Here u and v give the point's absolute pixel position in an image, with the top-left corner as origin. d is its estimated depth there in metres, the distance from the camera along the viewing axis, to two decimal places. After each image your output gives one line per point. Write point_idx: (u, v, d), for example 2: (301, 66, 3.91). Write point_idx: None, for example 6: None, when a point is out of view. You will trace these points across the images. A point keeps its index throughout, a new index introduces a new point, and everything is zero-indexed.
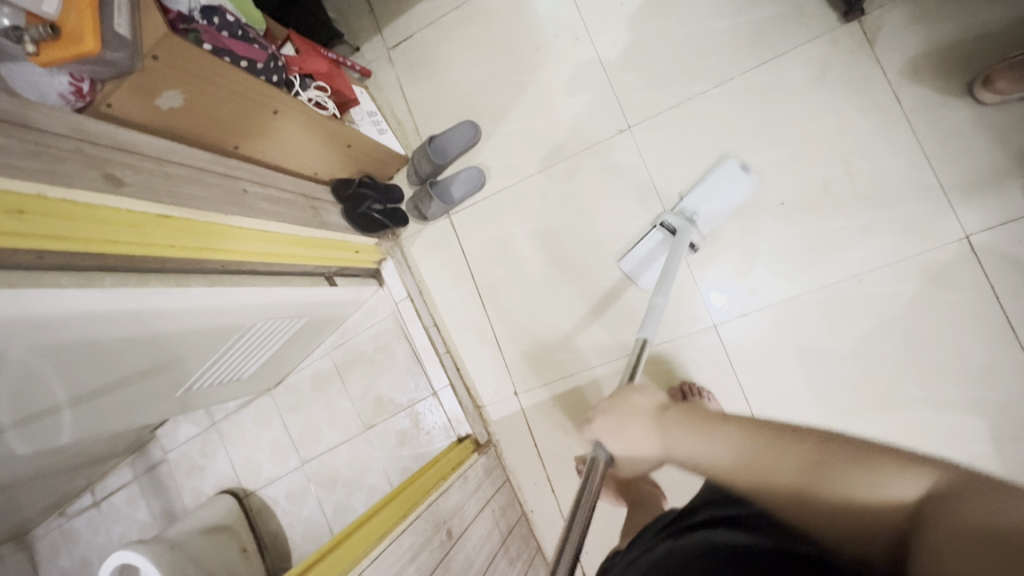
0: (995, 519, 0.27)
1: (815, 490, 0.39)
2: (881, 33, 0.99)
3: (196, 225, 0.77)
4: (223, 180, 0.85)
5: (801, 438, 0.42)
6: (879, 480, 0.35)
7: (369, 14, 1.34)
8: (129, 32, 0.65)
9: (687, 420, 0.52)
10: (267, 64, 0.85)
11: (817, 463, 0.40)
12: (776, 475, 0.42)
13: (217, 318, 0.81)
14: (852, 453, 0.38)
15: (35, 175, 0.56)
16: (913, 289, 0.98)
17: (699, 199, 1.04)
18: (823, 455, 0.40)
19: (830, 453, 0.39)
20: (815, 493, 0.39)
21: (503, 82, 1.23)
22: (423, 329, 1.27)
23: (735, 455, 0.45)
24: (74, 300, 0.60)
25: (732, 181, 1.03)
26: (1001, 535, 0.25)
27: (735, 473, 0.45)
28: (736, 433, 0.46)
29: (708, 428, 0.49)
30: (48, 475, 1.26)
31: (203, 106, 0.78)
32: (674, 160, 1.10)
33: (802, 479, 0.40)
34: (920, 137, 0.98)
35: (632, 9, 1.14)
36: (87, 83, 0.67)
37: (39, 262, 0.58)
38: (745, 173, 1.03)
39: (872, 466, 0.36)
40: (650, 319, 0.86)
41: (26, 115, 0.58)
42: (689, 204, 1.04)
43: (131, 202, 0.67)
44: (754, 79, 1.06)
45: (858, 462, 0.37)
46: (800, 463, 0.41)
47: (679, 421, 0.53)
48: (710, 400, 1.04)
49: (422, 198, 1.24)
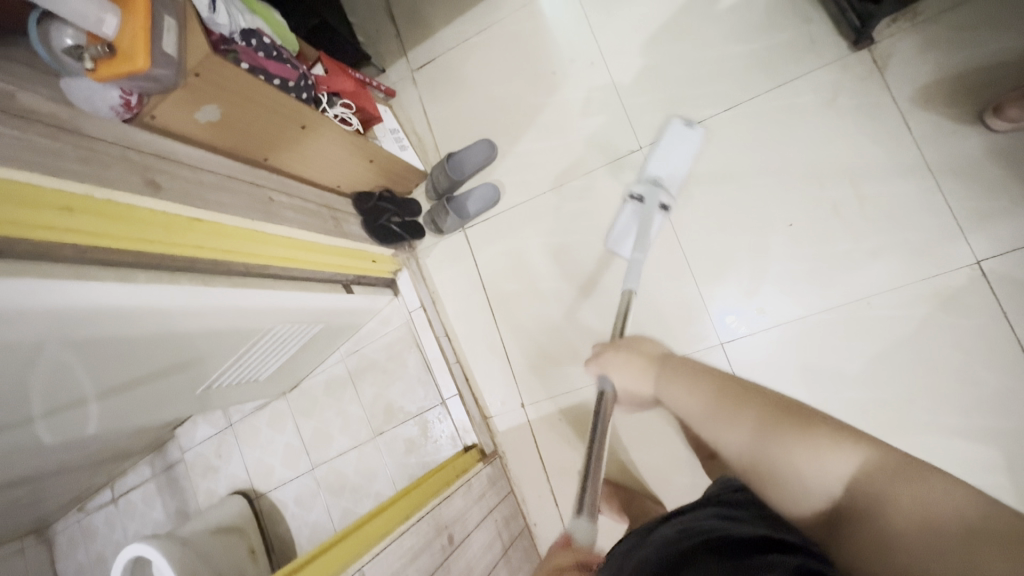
0: (943, 522, 0.36)
1: (766, 457, 0.50)
2: (890, 61, 1.01)
3: (223, 230, 0.82)
4: (250, 188, 0.91)
5: (763, 404, 0.53)
6: (824, 457, 0.45)
7: (395, 37, 1.41)
8: (176, 52, 0.72)
9: (681, 370, 0.64)
10: (297, 82, 0.91)
11: (768, 430, 0.50)
12: (733, 434, 0.53)
13: (236, 318, 0.85)
14: (799, 425, 0.49)
15: (83, 176, 0.62)
16: (923, 313, 0.97)
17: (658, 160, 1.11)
18: (775, 424, 0.50)
19: (782, 423, 0.50)
20: (771, 459, 0.49)
21: (520, 103, 1.28)
22: (435, 339, 1.30)
23: (708, 407, 0.57)
24: (111, 292, 0.64)
25: (680, 137, 1.10)
26: (947, 536, 0.35)
27: (702, 425, 0.58)
28: (711, 388, 0.59)
29: (692, 378, 0.62)
30: (72, 468, 1.31)
31: (237, 120, 0.84)
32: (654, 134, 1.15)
33: (755, 442, 0.51)
34: (930, 163, 0.98)
35: (645, 35, 1.18)
36: (135, 97, 0.72)
37: (83, 257, 0.62)
38: (690, 128, 1.10)
39: (817, 443, 0.46)
40: (632, 272, 0.99)
41: (79, 124, 0.65)
42: (652, 169, 1.11)
43: (165, 205, 0.72)
44: (763, 104, 1.08)
45: (804, 437, 0.48)
46: (756, 425, 0.52)
47: (670, 368, 0.66)
48: None
49: (439, 212, 1.29)
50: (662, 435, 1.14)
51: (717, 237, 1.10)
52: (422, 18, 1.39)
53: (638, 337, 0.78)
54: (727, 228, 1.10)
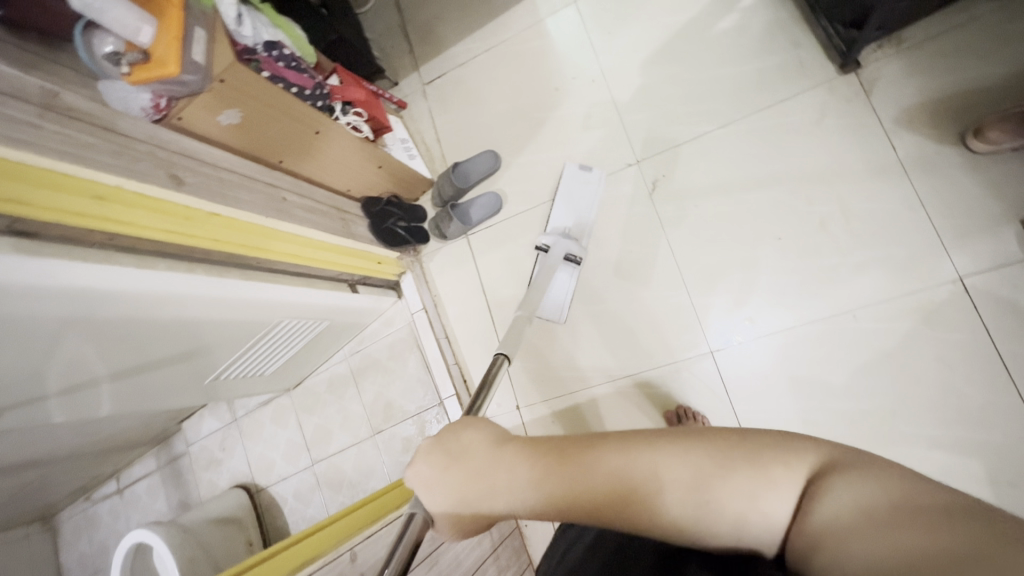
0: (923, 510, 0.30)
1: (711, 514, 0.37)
2: (876, 84, 1.06)
3: (239, 225, 0.87)
4: (266, 188, 0.97)
5: (686, 453, 0.39)
6: (765, 487, 0.36)
7: (408, 53, 1.49)
8: (204, 60, 0.78)
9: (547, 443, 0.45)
10: (313, 91, 0.97)
11: (705, 473, 0.38)
12: (672, 507, 0.38)
13: (246, 309, 0.91)
14: (743, 454, 0.38)
15: (118, 170, 0.68)
16: (907, 327, 1.00)
17: (560, 212, 1.24)
18: (715, 471, 0.38)
19: (718, 459, 0.39)
20: (721, 516, 0.37)
21: (524, 117, 1.34)
22: (435, 340, 1.34)
23: (633, 483, 0.40)
24: (132, 278, 0.70)
25: (580, 183, 1.24)
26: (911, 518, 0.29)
27: (630, 506, 0.40)
28: (629, 460, 0.41)
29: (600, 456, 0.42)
30: (80, 455, 1.36)
31: (256, 124, 0.90)
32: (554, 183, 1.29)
33: (699, 513, 0.37)
34: (914, 182, 1.02)
35: (644, 56, 1.24)
36: (164, 100, 0.79)
37: (109, 243, 0.69)
38: (588, 172, 1.24)
39: (755, 468, 0.37)
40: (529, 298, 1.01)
41: (114, 122, 0.71)
42: (559, 221, 1.23)
43: (189, 200, 0.78)
44: (756, 123, 1.13)
45: (752, 473, 0.37)
46: (691, 480, 0.38)
47: (512, 450, 0.47)
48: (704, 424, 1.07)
49: (443, 219, 1.34)
50: None
51: (708, 248, 1.14)
52: (434, 35, 1.47)
53: (465, 422, 0.52)
54: (719, 240, 1.14)
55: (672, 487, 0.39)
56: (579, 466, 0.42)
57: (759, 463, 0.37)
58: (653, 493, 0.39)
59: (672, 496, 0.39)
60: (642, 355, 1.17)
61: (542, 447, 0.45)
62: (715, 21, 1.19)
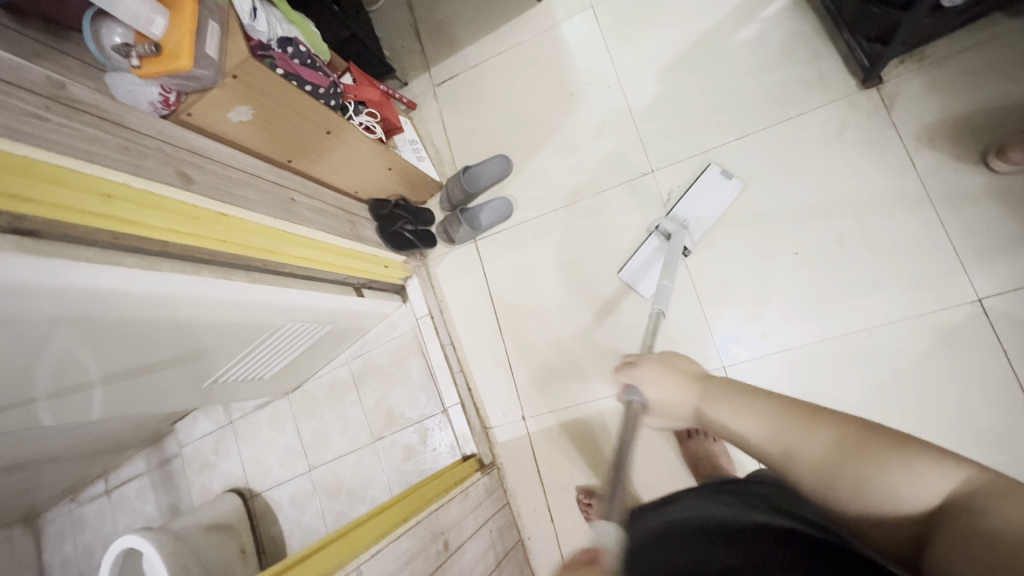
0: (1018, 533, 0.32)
1: (835, 475, 0.44)
2: (897, 99, 1.05)
3: (247, 226, 0.84)
4: (274, 188, 0.94)
5: (838, 427, 0.46)
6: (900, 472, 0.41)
7: (420, 53, 1.46)
8: (217, 54, 0.75)
9: (733, 388, 0.59)
10: (327, 90, 0.94)
11: (846, 447, 0.45)
12: (807, 462, 0.47)
13: (249, 312, 0.88)
14: (891, 443, 0.43)
15: (125, 167, 0.65)
16: (924, 346, 0.99)
17: (692, 207, 1.13)
18: (856, 446, 0.44)
19: (864, 438, 0.44)
20: (842, 480, 0.44)
21: (537, 122, 1.32)
22: (440, 346, 1.31)
23: (779, 431, 0.50)
24: (133, 279, 0.67)
25: (717, 186, 1.12)
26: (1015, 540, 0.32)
27: (770, 448, 0.50)
28: (780, 413, 0.51)
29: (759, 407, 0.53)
30: (69, 456, 1.32)
31: (267, 121, 0.87)
32: (691, 177, 1.17)
33: (828, 469, 0.45)
34: (934, 198, 1.01)
35: (661, 64, 1.22)
36: (173, 94, 0.76)
37: (113, 242, 0.65)
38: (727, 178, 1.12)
39: (900, 461, 0.41)
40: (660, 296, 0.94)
41: (122, 116, 0.68)
42: (681, 211, 1.13)
43: (197, 199, 0.75)
44: (773, 135, 1.12)
45: (895, 458, 0.42)
46: (830, 446, 0.46)
47: (718, 386, 0.61)
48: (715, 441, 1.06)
49: (452, 222, 1.32)
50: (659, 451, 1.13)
51: (722, 261, 1.12)
52: (446, 36, 1.44)
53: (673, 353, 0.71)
54: (734, 252, 1.12)
55: (818, 448, 0.46)
56: (734, 405, 0.56)
57: (908, 454, 0.41)
58: (793, 451, 0.48)
59: (810, 453, 0.47)
60: None
61: (730, 391, 0.58)
62: (733, 31, 1.18)
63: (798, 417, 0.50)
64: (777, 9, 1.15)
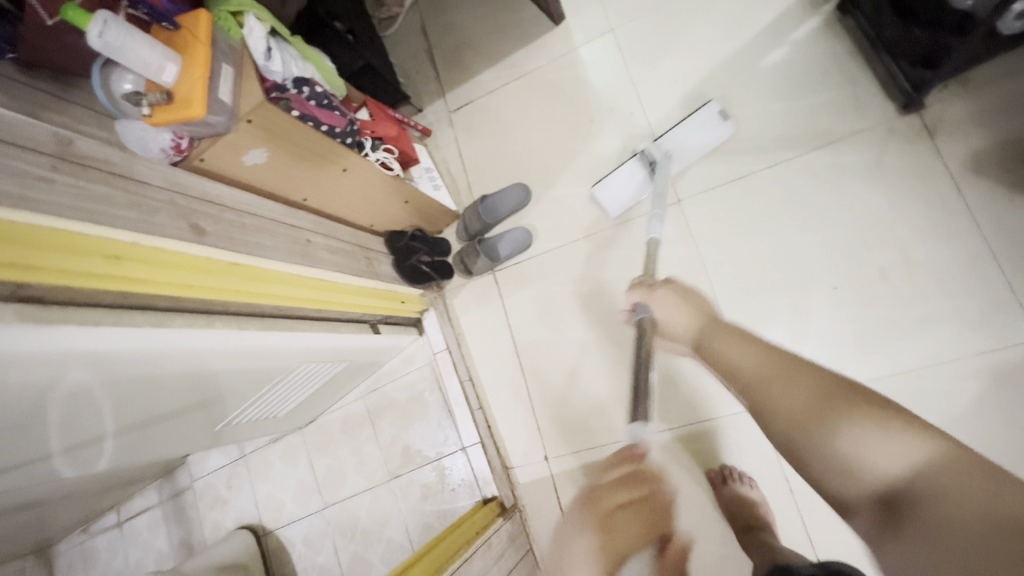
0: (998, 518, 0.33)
1: (811, 428, 0.46)
2: (940, 125, 0.99)
3: (262, 273, 0.80)
4: (289, 230, 0.90)
5: (819, 383, 0.48)
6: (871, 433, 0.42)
7: (435, 79, 1.43)
8: (230, 99, 0.72)
9: (737, 331, 0.62)
10: (344, 128, 0.90)
11: (825, 408, 0.46)
12: (783, 409, 0.49)
13: (265, 360, 0.84)
14: (866, 412, 0.44)
15: (132, 225, 0.61)
16: (979, 389, 0.92)
17: (681, 135, 1.11)
18: (833, 407, 0.45)
19: (845, 398, 0.46)
20: (822, 434, 0.45)
21: (557, 148, 1.28)
22: (458, 382, 1.27)
23: (776, 374, 0.52)
24: (146, 338, 0.63)
25: (711, 124, 1.09)
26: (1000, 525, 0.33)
27: (756, 382, 0.54)
28: (770, 353, 0.55)
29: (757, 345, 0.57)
30: (79, 494, 1.28)
31: (281, 162, 0.83)
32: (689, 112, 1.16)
33: (804, 418, 0.47)
34: (984, 230, 0.95)
35: (685, 88, 1.18)
36: (185, 140, 0.73)
37: (122, 301, 0.61)
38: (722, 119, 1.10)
39: (874, 423, 0.43)
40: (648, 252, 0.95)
41: (131, 168, 0.65)
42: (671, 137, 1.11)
43: (211, 251, 0.71)
44: (807, 163, 1.07)
45: (861, 420, 0.43)
46: (804, 403, 0.47)
47: (727, 330, 0.64)
48: (752, 487, 1.00)
49: (469, 253, 1.29)
50: (690, 498, 1.07)
51: (756, 295, 1.07)
52: (462, 61, 1.41)
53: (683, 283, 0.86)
54: (767, 284, 1.07)
55: (798, 399, 0.48)
56: (742, 343, 0.59)
57: (875, 419, 0.43)
58: (773, 401, 0.50)
59: (789, 401, 0.49)
60: (682, 406, 1.09)
61: (738, 337, 0.61)
62: (762, 53, 1.13)
63: (789, 367, 0.52)
64: (809, 30, 1.10)
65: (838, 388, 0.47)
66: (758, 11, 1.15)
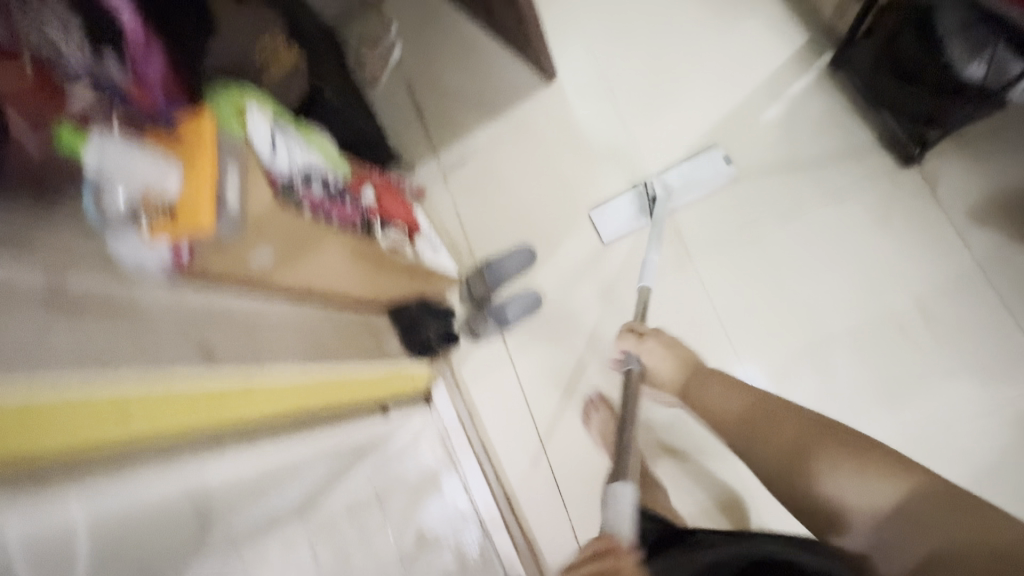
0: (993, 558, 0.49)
1: (801, 458, 0.65)
2: (939, 180, 1.03)
3: (276, 386, 0.72)
4: (298, 328, 0.82)
5: (802, 425, 0.69)
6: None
7: (425, 136, 1.39)
8: (238, 204, 0.63)
9: (725, 381, 0.81)
10: (355, 219, 0.83)
11: (835, 452, 0.64)
12: (779, 445, 0.68)
13: (296, 484, 0.71)
14: (851, 451, 0.63)
15: (141, 363, 0.54)
16: (1005, 440, 0.94)
17: (686, 171, 1.14)
18: (821, 439, 0.66)
19: (828, 439, 0.65)
20: (818, 469, 0.63)
21: (560, 206, 1.25)
22: (474, 457, 1.20)
23: (767, 425, 0.71)
24: (157, 491, 0.52)
25: (713, 168, 1.12)
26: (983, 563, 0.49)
27: (748, 428, 0.73)
28: (752, 401, 0.75)
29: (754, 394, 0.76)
30: None
31: (289, 259, 0.76)
32: (691, 152, 1.16)
33: (800, 447, 0.66)
34: (986, 279, 0.99)
35: (688, 144, 1.17)
36: (186, 251, 0.64)
37: (122, 453, 0.51)
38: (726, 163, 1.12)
39: (857, 462, 0.62)
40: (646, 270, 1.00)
41: (132, 294, 0.58)
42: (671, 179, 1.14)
43: (224, 374, 0.64)
44: (816, 217, 1.08)
45: (852, 457, 0.63)
46: (800, 433, 0.68)
47: (712, 379, 0.83)
48: None
49: (477, 318, 1.24)
50: None
51: (779, 351, 1.06)
52: (453, 118, 1.37)
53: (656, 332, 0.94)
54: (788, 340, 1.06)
55: (790, 433, 0.68)
56: (722, 390, 0.80)
57: (872, 465, 0.61)
58: (776, 436, 0.69)
59: (781, 435, 0.69)
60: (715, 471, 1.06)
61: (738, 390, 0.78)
62: (760, 108, 1.14)
63: (773, 416, 0.71)
64: (803, 85, 1.12)
65: (817, 433, 0.67)
66: (753, 68, 1.17)
